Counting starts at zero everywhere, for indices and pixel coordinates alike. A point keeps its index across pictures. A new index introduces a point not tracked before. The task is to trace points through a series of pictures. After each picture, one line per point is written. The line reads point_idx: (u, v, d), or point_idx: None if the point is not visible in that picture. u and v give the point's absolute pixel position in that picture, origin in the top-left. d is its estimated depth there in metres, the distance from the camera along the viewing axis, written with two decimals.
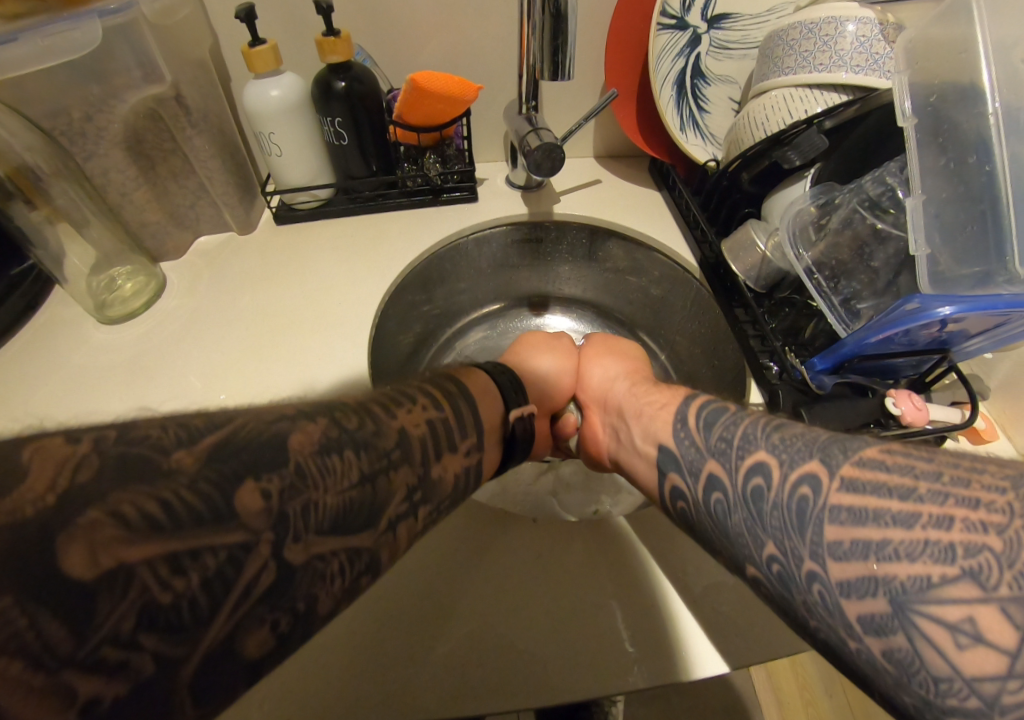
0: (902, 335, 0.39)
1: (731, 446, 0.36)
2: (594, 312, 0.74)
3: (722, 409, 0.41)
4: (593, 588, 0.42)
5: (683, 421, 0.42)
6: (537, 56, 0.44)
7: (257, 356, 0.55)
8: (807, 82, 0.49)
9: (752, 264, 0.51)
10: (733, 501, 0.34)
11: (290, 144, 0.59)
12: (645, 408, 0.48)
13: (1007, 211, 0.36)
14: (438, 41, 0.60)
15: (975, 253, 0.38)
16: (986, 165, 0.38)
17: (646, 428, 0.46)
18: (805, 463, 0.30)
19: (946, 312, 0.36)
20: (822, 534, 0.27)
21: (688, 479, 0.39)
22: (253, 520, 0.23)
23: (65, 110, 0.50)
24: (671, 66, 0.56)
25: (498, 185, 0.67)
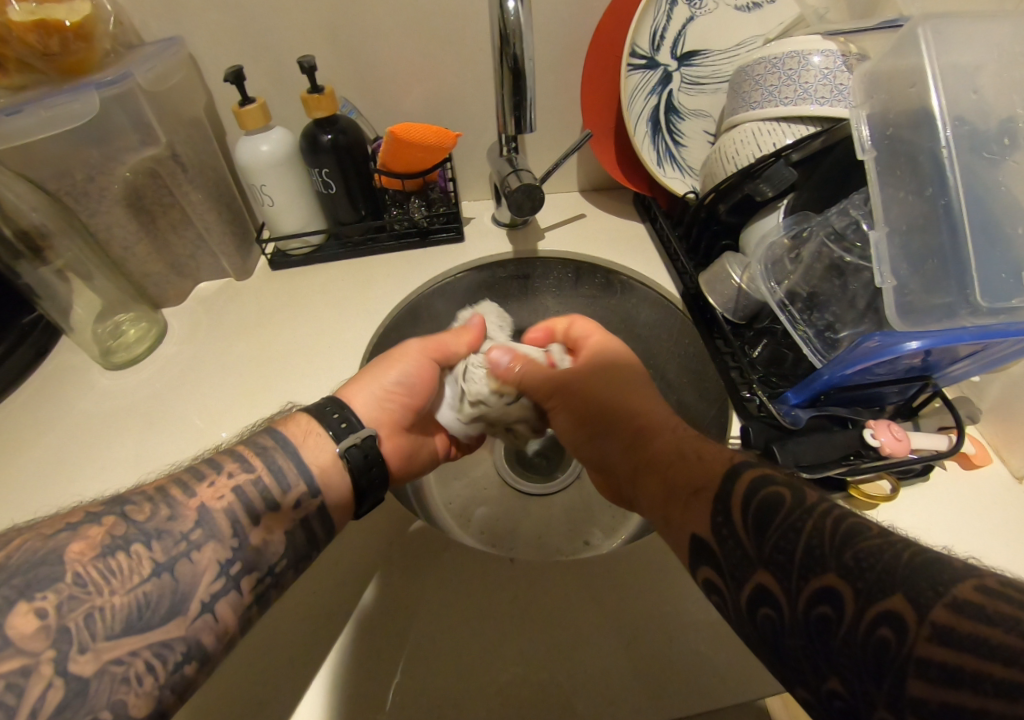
0: (876, 366, 0.40)
1: (793, 562, 0.32)
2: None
3: (779, 494, 0.34)
4: (587, 627, 0.42)
5: (724, 512, 0.36)
6: (499, 110, 0.46)
7: (251, 400, 0.56)
8: (774, 116, 0.49)
9: (729, 296, 0.51)
10: (789, 623, 0.30)
11: (281, 194, 0.61)
12: (672, 485, 0.41)
13: (965, 247, 0.37)
14: (422, 90, 0.63)
15: (938, 286, 0.38)
16: (942, 199, 0.38)
17: (680, 516, 0.39)
18: (886, 597, 0.27)
19: (914, 346, 0.37)
20: (905, 687, 0.25)
21: (728, 578, 0.35)
22: (28, 642, 0.28)
23: (69, 172, 0.53)
24: (644, 104, 0.58)
25: (485, 225, 0.68)
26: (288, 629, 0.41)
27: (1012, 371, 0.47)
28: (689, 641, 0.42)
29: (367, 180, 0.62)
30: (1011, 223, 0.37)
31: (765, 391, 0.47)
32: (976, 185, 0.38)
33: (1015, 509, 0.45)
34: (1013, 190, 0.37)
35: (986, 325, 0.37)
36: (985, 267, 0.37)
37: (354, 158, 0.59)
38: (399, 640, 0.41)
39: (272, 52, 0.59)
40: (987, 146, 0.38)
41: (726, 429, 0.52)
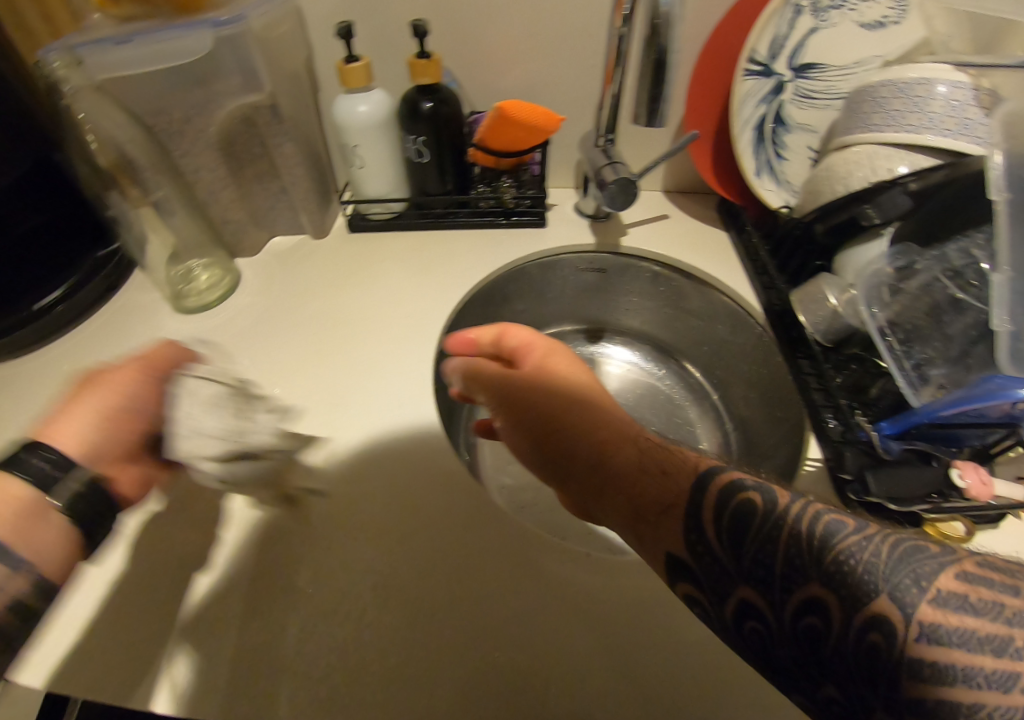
0: (975, 412, 0.40)
1: (774, 575, 0.32)
2: (649, 349, 0.73)
3: (750, 509, 0.34)
4: (571, 599, 0.41)
5: (698, 528, 0.37)
6: (635, 101, 0.43)
7: (323, 361, 0.56)
8: (894, 141, 0.48)
9: (822, 317, 0.50)
10: (778, 634, 0.31)
11: (372, 157, 0.61)
12: (639, 502, 0.40)
13: None
14: (524, 69, 0.62)
15: None
16: None
17: (651, 530, 0.39)
18: (872, 600, 0.29)
19: None
20: (900, 688, 0.27)
21: (711, 594, 0.35)
22: None
23: (167, 110, 0.53)
24: (753, 111, 0.57)
25: (566, 213, 0.68)
26: (275, 579, 0.41)
27: None
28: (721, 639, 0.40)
29: (460, 152, 0.62)
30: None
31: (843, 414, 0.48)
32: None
33: None
34: None
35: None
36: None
37: (450, 129, 0.59)
38: (375, 585, 0.41)
39: (382, 12, 0.58)
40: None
41: (799, 451, 0.52)
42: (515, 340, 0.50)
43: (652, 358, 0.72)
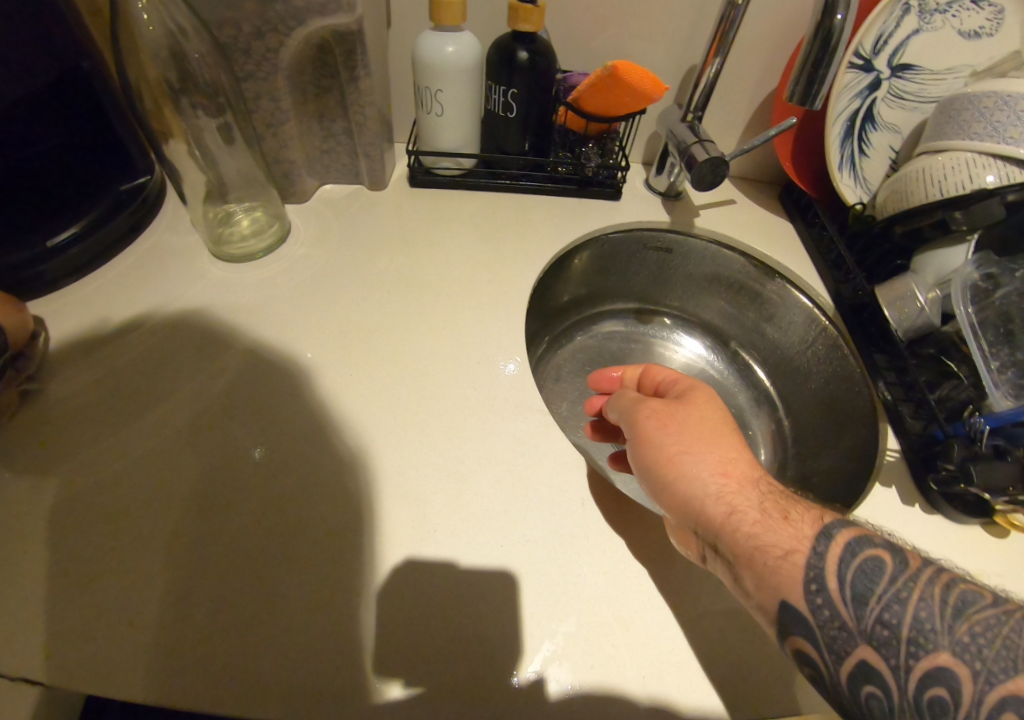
0: None
1: (899, 639, 0.32)
2: (702, 330, 0.74)
3: (874, 569, 0.34)
4: (601, 585, 0.39)
5: (818, 574, 0.35)
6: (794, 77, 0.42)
7: (399, 324, 0.52)
8: (992, 151, 0.49)
9: (907, 315, 0.52)
10: (901, 707, 0.31)
11: (452, 105, 0.56)
12: (751, 543, 0.36)
13: None
14: (617, 31, 0.58)
15: None
16: None
17: (758, 574, 0.36)
18: (1005, 679, 0.29)
19: None
20: None
21: (824, 653, 0.34)
22: None
23: (237, 21, 0.46)
24: (847, 105, 0.57)
25: (638, 188, 0.65)
26: (280, 568, 0.37)
27: None
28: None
29: (547, 111, 0.57)
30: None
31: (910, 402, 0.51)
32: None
33: None
34: None
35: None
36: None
37: (543, 84, 0.55)
38: (351, 566, 0.38)
39: None
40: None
41: (869, 444, 0.54)
42: (664, 375, 0.48)
43: (708, 345, 0.74)
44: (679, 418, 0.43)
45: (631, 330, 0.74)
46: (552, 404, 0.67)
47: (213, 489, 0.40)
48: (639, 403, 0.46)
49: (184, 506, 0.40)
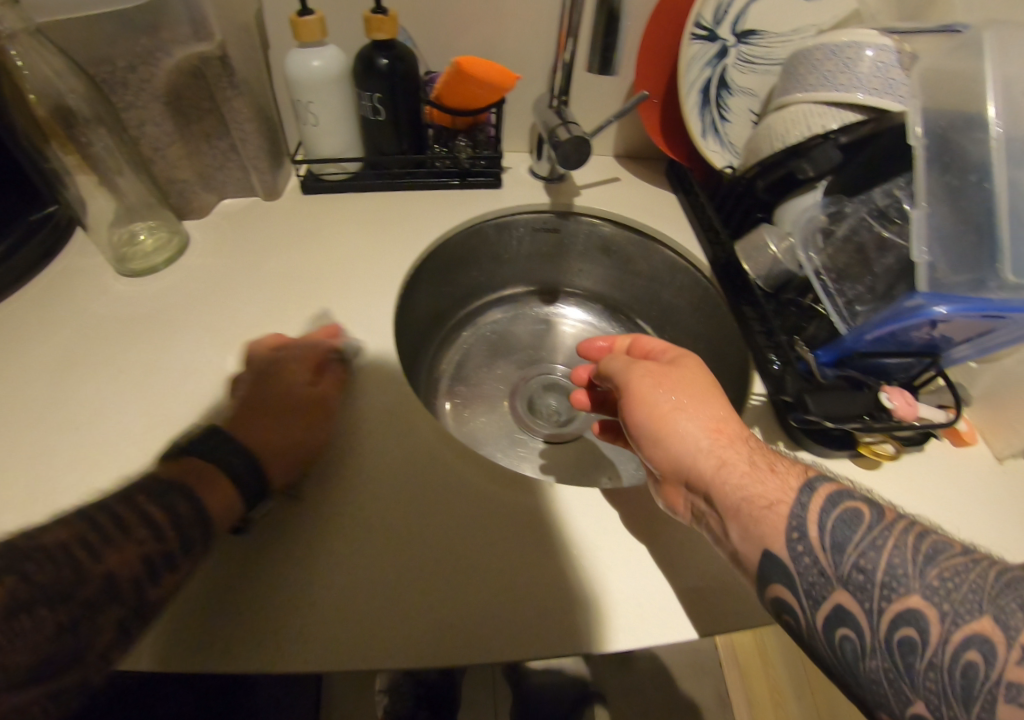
0: (900, 331, 0.42)
1: (874, 584, 0.31)
2: (599, 308, 0.76)
3: (853, 518, 0.33)
4: (490, 516, 0.43)
5: (800, 523, 0.34)
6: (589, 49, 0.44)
7: (284, 315, 0.55)
8: (826, 99, 0.51)
9: (763, 265, 0.54)
10: (872, 649, 0.30)
11: (326, 114, 0.60)
12: (739, 494, 0.37)
13: (1000, 225, 0.39)
14: (479, 32, 0.62)
15: (969, 263, 0.40)
16: (986, 185, 0.40)
17: (744, 525, 0.36)
18: (973, 620, 0.28)
19: (942, 311, 0.38)
20: (995, 710, 0.26)
21: (802, 600, 0.33)
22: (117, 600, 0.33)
23: (111, 59, 0.51)
24: (698, 74, 0.59)
25: (521, 175, 0.68)
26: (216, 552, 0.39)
27: (1005, 360, 0.54)
28: (682, 551, 0.42)
29: (417, 114, 0.62)
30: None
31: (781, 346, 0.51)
32: (1016, 179, 0.39)
33: (997, 486, 0.53)
34: None
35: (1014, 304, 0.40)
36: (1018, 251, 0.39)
37: (406, 87, 0.59)
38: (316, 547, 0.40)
39: None
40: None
41: (744, 391, 0.55)
42: (654, 342, 0.49)
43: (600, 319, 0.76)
44: (671, 376, 0.43)
45: (514, 315, 0.76)
46: (453, 388, 0.69)
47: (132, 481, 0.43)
48: (631, 366, 0.46)
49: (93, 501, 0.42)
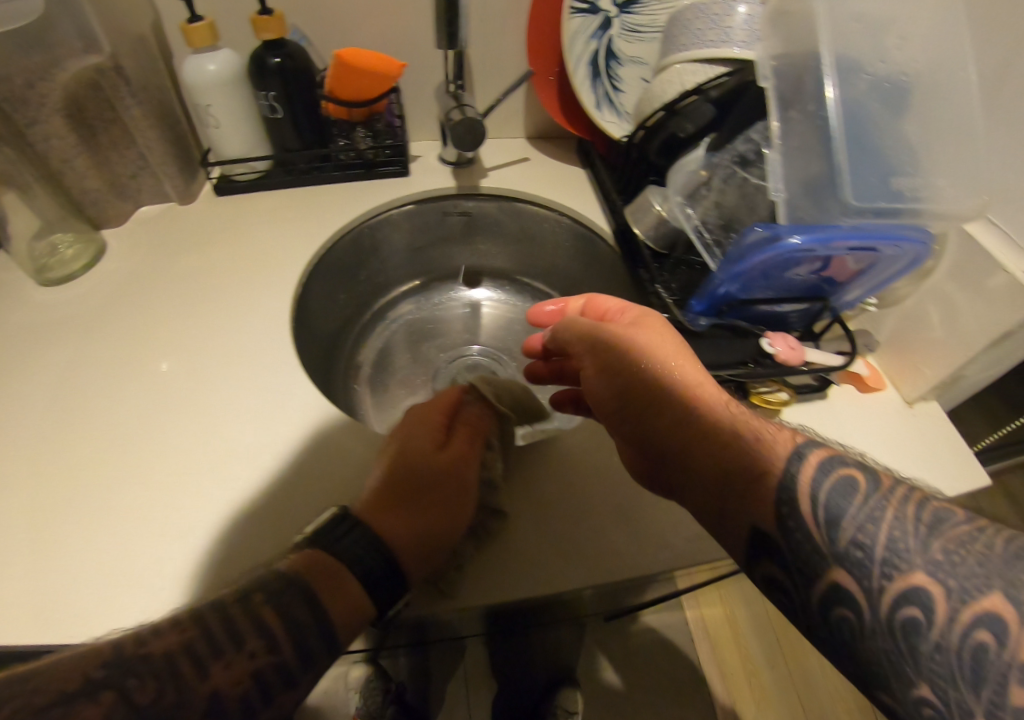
0: (763, 267, 0.42)
1: (873, 559, 0.30)
2: (520, 288, 0.77)
3: (850, 486, 0.32)
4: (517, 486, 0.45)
5: (787, 494, 0.34)
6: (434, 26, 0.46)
7: (194, 311, 0.57)
8: (700, 56, 0.51)
9: (650, 225, 0.55)
10: (871, 627, 0.29)
11: (226, 117, 0.61)
12: (727, 467, 0.37)
13: (838, 150, 0.39)
14: (374, 24, 0.62)
15: (817, 194, 0.41)
16: (822, 112, 0.40)
17: (734, 497, 0.36)
18: (983, 597, 0.27)
19: (793, 240, 0.39)
20: (1007, 694, 0.24)
21: (794, 575, 0.33)
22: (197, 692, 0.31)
23: (7, 77, 0.51)
24: (584, 47, 0.60)
25: (431, 163, 0.69)
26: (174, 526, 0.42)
27: (904, 304, 0.54)
28: (599, 498, 0.45)
29: (315, 109, 0.63)
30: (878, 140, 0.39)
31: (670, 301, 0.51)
32: (851, 104, 0.39)
33: (900, 427, 0.53)
34: (873, 111, 0.40)
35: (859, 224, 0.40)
36: (856, 171, 0.39)
37: (301, 83, 0.60)
38: (275, 516, 0.43)
39: None
40: (869, 78, 0.40)
41: None
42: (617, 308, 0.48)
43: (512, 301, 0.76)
44: (646, 346, 0.42)
45: (425, 304, 0.77)
46: (375, 376, 0.70)
47: (62, 489, 0.44)
48: (602, 339, 0.45)
49: (43, 498, 0.44)
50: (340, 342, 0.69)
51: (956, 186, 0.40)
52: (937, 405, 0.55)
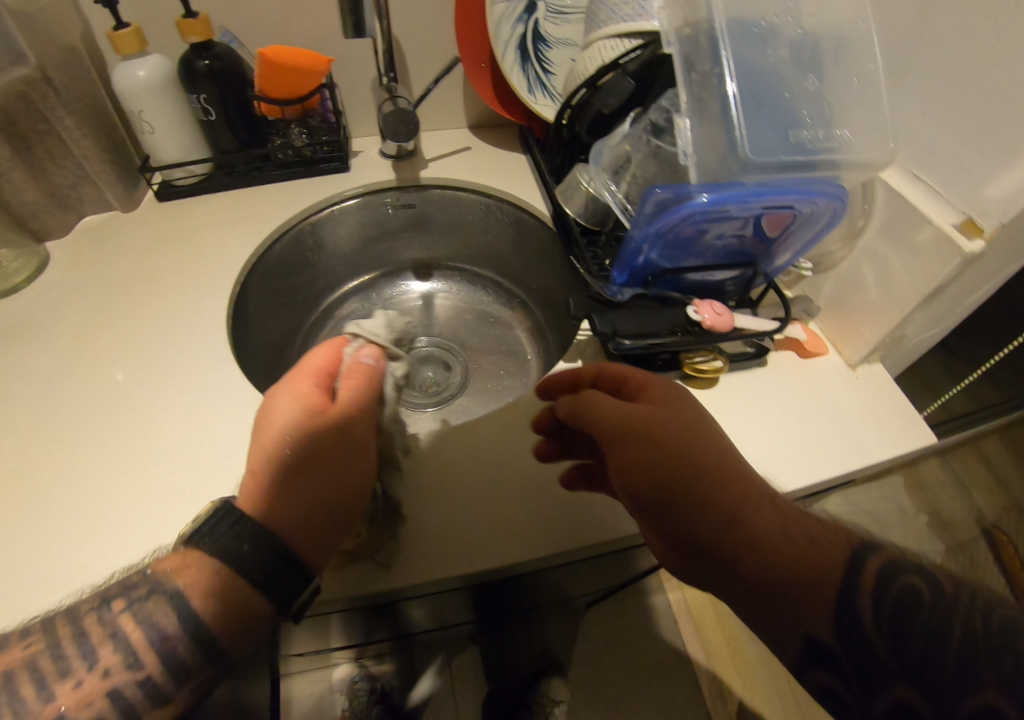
0: (674, 230, 0.42)
1: (943, 676, 0.31)
2: (472, 278, 0.77)
3: (912, 603, 0.33)
4: (465, 465, 0.46)
5: (847, 603, 0.34)
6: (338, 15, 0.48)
7: (137, 315, 0.57)
8: (618, 31, 0.51)
9: (580, 203, 0.54)
10: None
11: (161, 122, 0.62)
12: (766, 573, 0.35)
13: (733, 108, 0.38)
14: (305, 21, 0.63)
15: (715, 155, 0.40)
16: (716, 70, 0.39)
17: (778, 608, 0.36)
18: None
19: (700, 199, 0.39)
20: None
21: (852, 683, 0.34)
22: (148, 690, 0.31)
23: None
24: (511, 32, 0.60)
25: (372, 157, 0.70)
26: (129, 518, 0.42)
27: (839, 268, 0.55)
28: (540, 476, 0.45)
29: (248, 109, 0.63)
30: (771, 98, 0.39)
31: (598, 275, 0.51)
32: (743, 59, 0.39)
33: (848, 390, 0.53)
34: (765, 69, 0.40)
35: (764, 181, 0.40)
36: (751, 130, 0.38)
37: (233, 84, 0.60)
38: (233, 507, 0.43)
39: None
40: (761, 36, 0.40)
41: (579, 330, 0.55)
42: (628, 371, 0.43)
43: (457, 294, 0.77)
44: (680, 436, 0.38)
45: (370, 302, 0.76)
46: None
47: (13, 487, 0.44)
48: (633, 420, 0.39)
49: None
50: (289, 342, 0.69)
51: (862, 141, 0.40)
52: (882, 366, 0.55)
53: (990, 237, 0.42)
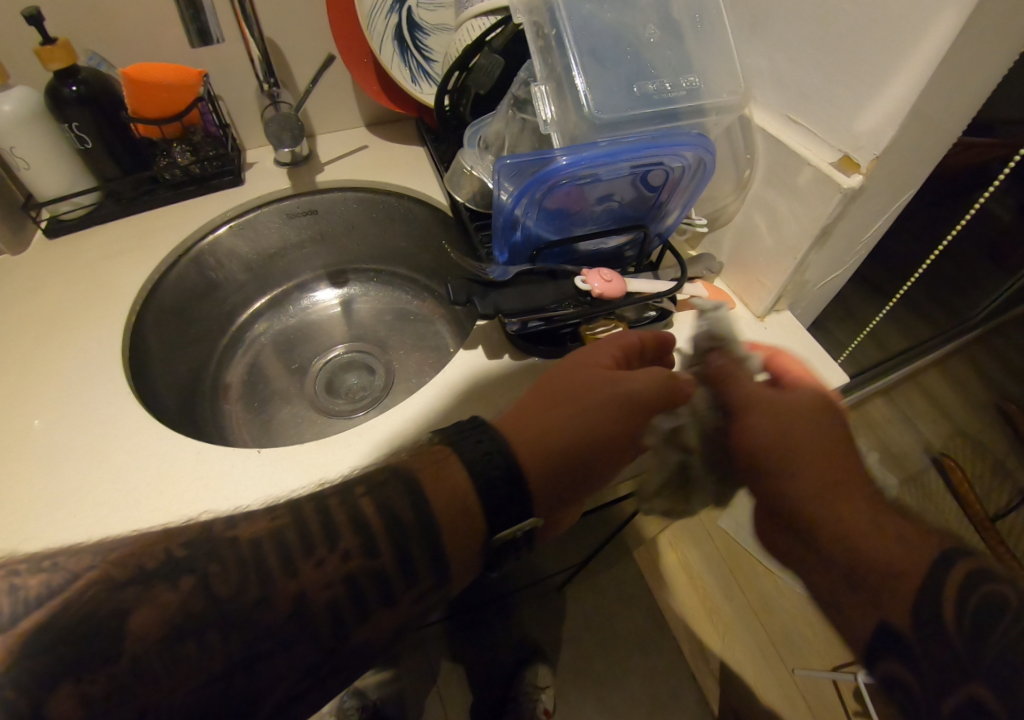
0: (543, 197, 0.41)
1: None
2: (385, 280, 0.76)
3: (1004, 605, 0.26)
4: None
5: (928, 610, 0.28)
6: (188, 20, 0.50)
7: (41, 362, 0.52)
8: (481, 10, 0.50)
9: (468, 187, 0.53)
10: None
11: (36, 155, 0.59)
12: (848, 555, 0.31)
13: (574, 69, 0.39)
14: (177, 35, 0.61)
15: (565, 114, 0.40)
16: (554, 30, 0.40)
17: (849, 596, 0.30)
18: None
19: (559, 163, 0.38)
20: None
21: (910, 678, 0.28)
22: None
23: None
24: (385, 23, 0.58)
25: (268, 167, 0.69)
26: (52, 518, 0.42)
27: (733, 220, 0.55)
28: None
29: (127, 131, 0.61)
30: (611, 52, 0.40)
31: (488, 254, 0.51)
32: (579, 16, 0.39)
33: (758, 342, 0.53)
34: (603, 24, 0.40)
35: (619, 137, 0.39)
36: (594, 86, 0.39)
37: (106, 107, 0.58)
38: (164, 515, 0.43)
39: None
40: None
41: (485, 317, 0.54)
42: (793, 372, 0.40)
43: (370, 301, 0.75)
44: (807, 422, 0.36)
45: (281, 320, 0.74)
46: (247, 394, 0.67)
47: None
48: (772, 397, 0.38)
49: None
50: (203, 369, 0.66)
51: (710, 85, 0.41)
52: (790, 314, 0.56)
53: (865, 172, 0.42)
